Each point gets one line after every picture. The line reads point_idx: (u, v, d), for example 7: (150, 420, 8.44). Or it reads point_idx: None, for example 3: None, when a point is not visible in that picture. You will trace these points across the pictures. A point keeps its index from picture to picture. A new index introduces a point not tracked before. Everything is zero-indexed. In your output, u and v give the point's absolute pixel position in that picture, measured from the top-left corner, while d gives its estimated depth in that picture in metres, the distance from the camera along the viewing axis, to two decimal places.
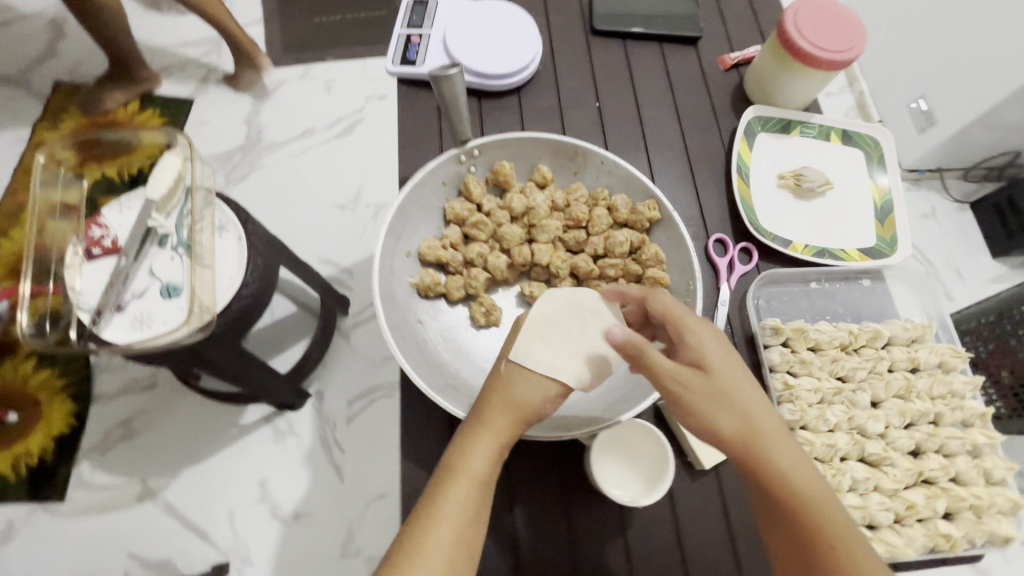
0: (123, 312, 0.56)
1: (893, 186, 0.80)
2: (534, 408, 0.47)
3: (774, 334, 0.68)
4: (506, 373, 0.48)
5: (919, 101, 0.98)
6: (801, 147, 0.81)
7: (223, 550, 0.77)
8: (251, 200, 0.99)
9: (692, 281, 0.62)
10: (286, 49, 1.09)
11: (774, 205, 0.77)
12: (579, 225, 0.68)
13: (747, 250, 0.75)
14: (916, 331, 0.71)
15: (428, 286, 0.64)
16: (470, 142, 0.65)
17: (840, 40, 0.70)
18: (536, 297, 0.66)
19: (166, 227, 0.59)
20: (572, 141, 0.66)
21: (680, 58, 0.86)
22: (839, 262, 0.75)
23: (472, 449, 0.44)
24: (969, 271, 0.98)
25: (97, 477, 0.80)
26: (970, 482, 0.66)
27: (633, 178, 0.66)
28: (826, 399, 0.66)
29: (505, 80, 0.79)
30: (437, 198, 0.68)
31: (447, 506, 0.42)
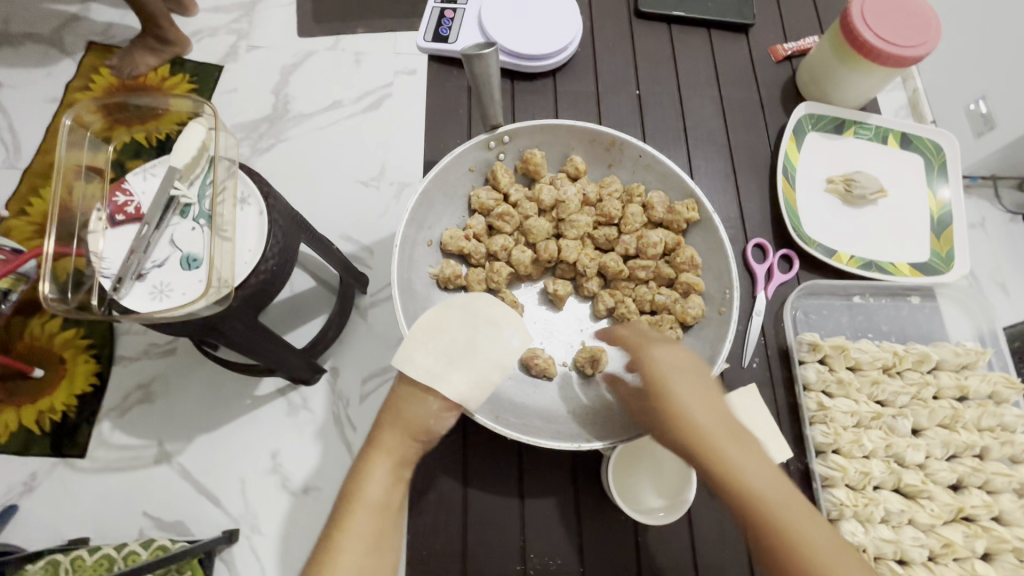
0: (144, 281, 0.56)
1: (954, 199, 0.75)
2: (420, 426, 0.47)
3: (812, 350, 0.65)
4: (399, 392, 0.48)
5: (978, 102, 0.92)
6: (854, 151, 0.76)
7: (234, 516, 0.78)
8: (275, 171, 0.98)
9: (728, 289, 0.60)
10: (317, 17, 1.07)
11: (821, 211, 0.73)
12: (611, 222, 0.66)
13: (788, 257, 0.71)
14: (968, 356, 0.67)
15: (448, 278, 0.62)
16: (500, 128, 0.63)
17: (911, 35, 0.65)
18: (560, 294, 0.64)
19: (189, 196, 0.59)
20: (610, 131, 0.64)
21: (727, 47, 0.81)
22: (888, 276, 0.71)
23: (369, 475, 0.45)
24: (1016, 287, 0.93)
25: (116, 437, 0.82)
26: (1014, 522, 0.63)
27: (673, 174, 0.63)
28: (863, 424, 0.63)
29: (539, 63, 0.76)
30: (462, 186, 0.66)
31: (350, 534, 0.42)
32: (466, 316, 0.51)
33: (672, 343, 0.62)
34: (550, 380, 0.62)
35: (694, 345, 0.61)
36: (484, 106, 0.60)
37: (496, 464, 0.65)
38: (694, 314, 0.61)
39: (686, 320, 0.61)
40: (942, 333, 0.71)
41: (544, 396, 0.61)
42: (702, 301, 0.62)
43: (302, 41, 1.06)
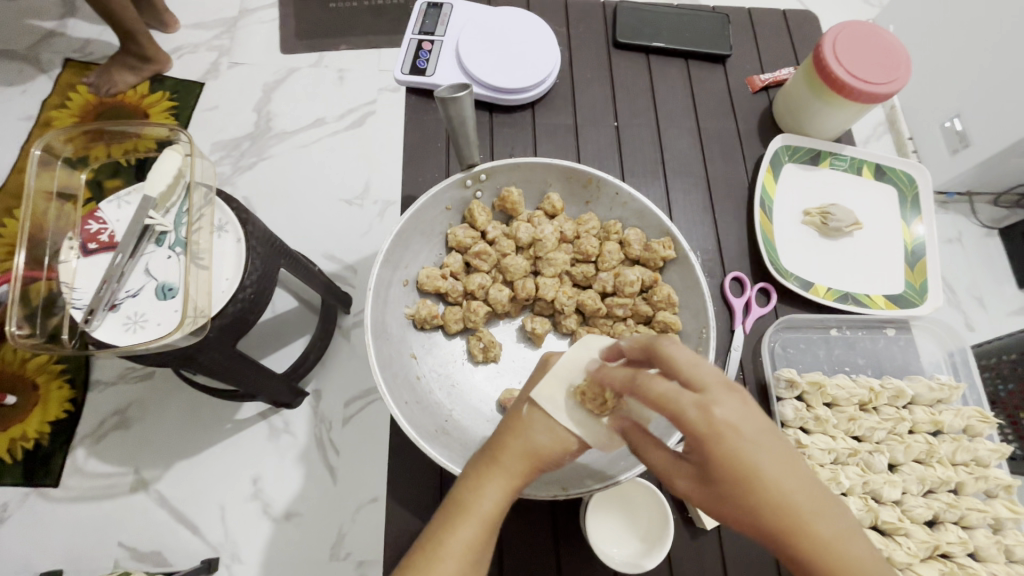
0: (117, 311, 0.55)
1: (926, 233, 0.76)
2: (547, 458, 0.45)
3: (789, 386, 0.65)
4: (528, 417, 0.45)
5: (953, 120, 0.93)
6: (829, 183, 0.78)
7: (213, 545, 0.76)
8: (257, 190, 0.97)
9: (705, 330, 0.58)
10: (299, 33, 1.06)
11: (797, 242, 0.74)
12: (588, 259, 0.66)
13: (765, 290, 0.72)
14: (943, 392, 0.68)
15: (424, 319, 0.62)
16: (477, 166, 0.62)
17: (880, 71, 0.66)
18: (538, 333, 0.64)
19: (165, 225, 0.58)
20: (587, 168, 0.62)
21: (705, 75, 0.82)
22: (864, 309, 0.71)
23: (483, 488, 0.43)
24: (991, 300, 0.95)
25: (91, 465, 0.80)
26: (989, 558, 0.64)
27: (649, 213, 0.62)
28: (840, 459, 0.64)
29: (521, 96, 0.76)
30: (439, 224, 0.65)
31: (453, 543, 0.41)
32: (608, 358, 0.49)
33: None
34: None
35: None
36: (458, 145, 0.59)
37: None
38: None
39: None
40: (914, 359, 0.73)
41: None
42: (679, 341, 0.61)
43: (284, 58, 1.05)
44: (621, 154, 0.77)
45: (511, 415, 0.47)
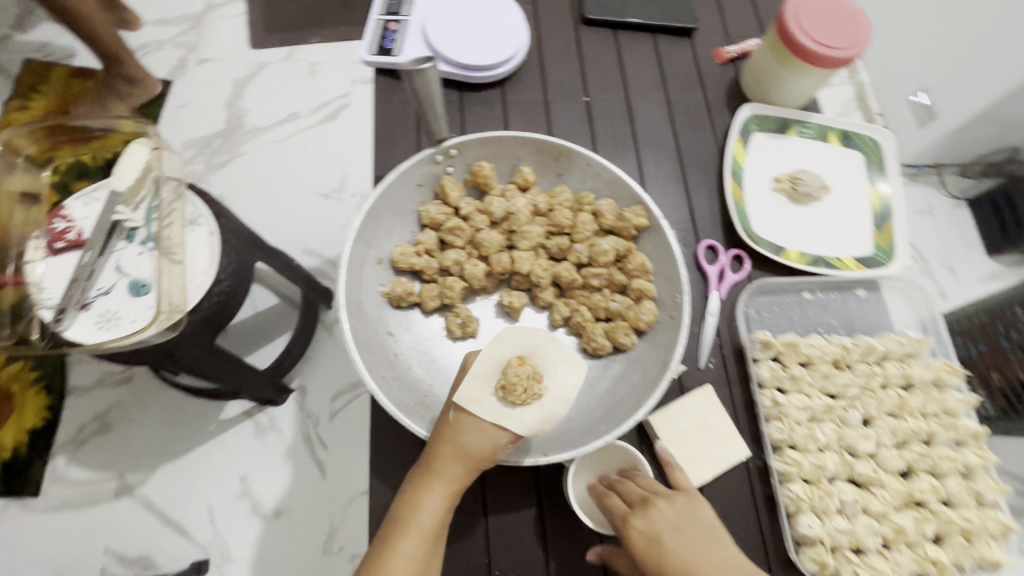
0: (89, 310, 0.54)
1: (894, 193, 0.77)
2: (481, 459, 0.47)
3: (764, 348, 0.67)
4: (455, 423, 0.48)
5: (920, 94, 0.97)
6: (797, 149, 0.79)
7: (203, 546, 0.75)
8: (231, 188, 0.96)
9: (678, 293, 0.60)
10: (268, 28, 1.05)
11: (767, 209, 0.76)
12: (562, 231, 0.66)
13: (738, 257, 0.73)
14: (912, 346, 0.69)
15: (400, 296, 0.62)
16: (446, 141, 0.62)
17: (840, 36, 0.67)
18: (515, 306, 0.64)
19: (135, 220, 0.57)
20: (557, 141, 0.64)
21: (673, 48, 0.83)
22: (835, 271, 0.73)
23: (422, 501, 0.47)
24: (964, 269, 0.97)
25: (72, 472, 0.79)
26: (962, 504, 0.64)
27: (621, 182, 0.64)
28: (816, 416, 0.65)
29: (489, 73, 0.76)
30: (411, 201, 0.65)
31: (399, 557, 0.45)
32: (524, 349, 0.51)
33: (627, 349, 0.62)
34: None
35: (646, 351, 0.61)
36: (426, 122, 0.59)
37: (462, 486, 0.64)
38: (646, 320, 0.61)
39: (640, 326, 0.62)
40: (889, 322, 0.74)
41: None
42: (653, 306, 0.62)
43: (254, 53, 1.04)
44: (595, 133, 0.77)
45: (440, 423, 0.49)
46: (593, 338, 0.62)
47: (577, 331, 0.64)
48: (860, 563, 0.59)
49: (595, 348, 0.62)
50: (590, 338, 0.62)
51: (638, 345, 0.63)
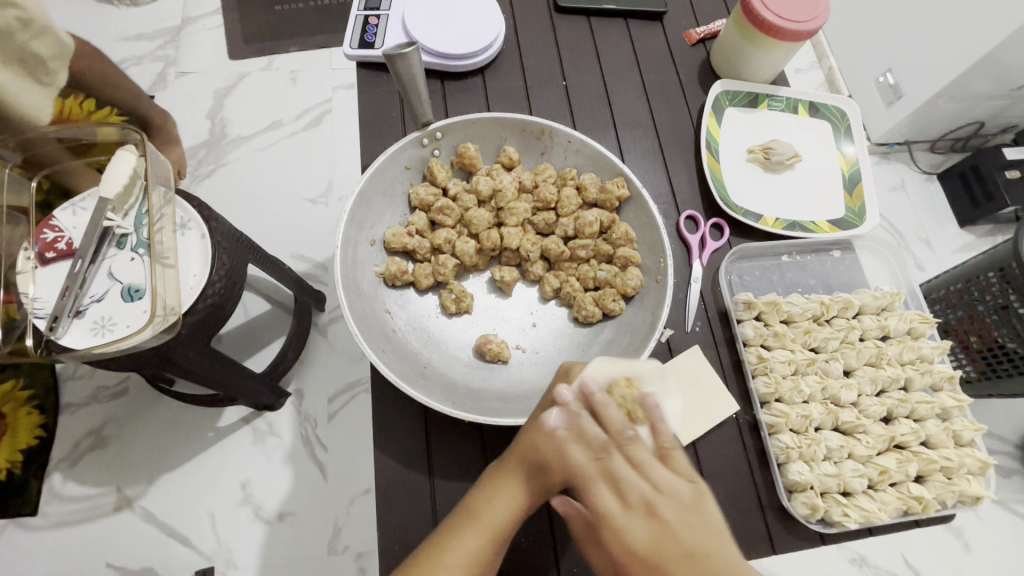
0: (83, 317, 0.54)
1: (860, 155, 0.81)
2: (569, 467, 0.46)
3: (747, 308, 0.69)
4: (549, 426, 0.48)
5: (886, 74, 0.99)
6: (771, 121, 0.81)
7: (206, 554, 0.75)
8: (217, 197, 0.96)
9: (662, 258, 0.62)
10: (246, 38, 1.05)
11: (744, 179, 0.78)
12: (548, 207, 0.67)
13: (718, 225, 0.75)
14: (885, 299, 0.72)
15: (395, 275, 0.63)
16: (431, 125, 0.64)
17: (800, 11, 0.70)
18: (507, 280, 0.65)
19: (125, 226, 0.57)
20: (538, 119, 0.65)
21: (646, 32, 0.85)
22: (810, 234, 0.75)
23: (497, 498, 0.46)
24: (938, 240, 1.00)
25: (69, 488, 0.78)
26: (940, 444, 0.67)
27: (602, 157, 0.66)
28: (800, 370, 0.67)
29: (468, 62, 0.77)
30: (400, 184, 0.66)
31: (459, 550, 0.43)
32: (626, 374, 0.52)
33: (617, 316, 0.64)
34: (504, 363, 0.62)
35: (636, 315, 0.63)
36: (410, 102, 0.61)
37: (463, 454, 0.63)
38: (634, 285, 0.63)
39: (628, 291, 0.63)
40: (866, 284, 0.77)
41: (500, 378, 0.62)
42: (639, 272, 0.64)
43: (233, 63, 1.04)
44: (574, 120, 0.79)
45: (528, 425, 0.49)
46: (583, 307, 0.63)
47: (568, 301, 0.66)
48: (849, 504, 0.62)
49: (586, 316, 0.63)
50: (580, 307, 0.63)
51: (627, 311, 0.64)
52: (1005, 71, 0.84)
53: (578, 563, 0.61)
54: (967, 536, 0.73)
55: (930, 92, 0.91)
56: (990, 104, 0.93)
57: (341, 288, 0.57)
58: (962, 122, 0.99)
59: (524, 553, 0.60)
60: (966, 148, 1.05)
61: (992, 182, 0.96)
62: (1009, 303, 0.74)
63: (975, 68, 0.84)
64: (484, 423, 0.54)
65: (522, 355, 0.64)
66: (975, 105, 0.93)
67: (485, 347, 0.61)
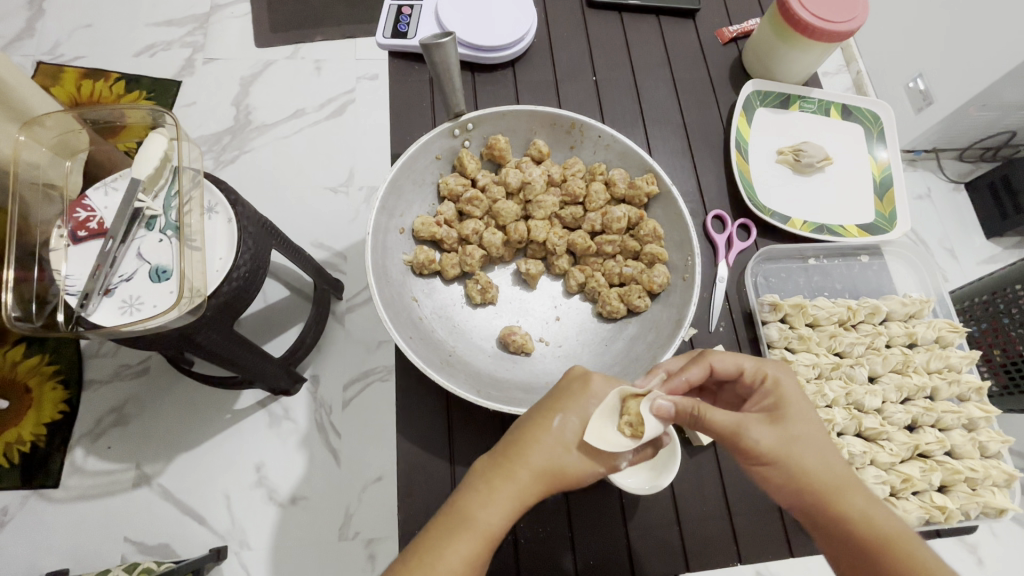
0: (112, 295, 0.55)
1: (892, 160, 0.80)
2: (570, 480, 0.46)
3: (773, 310, 0.68)
4: (550, 433, 0.46)
5: (917, 79, 0.97)
6: (801, 123, 0.80)
7: (221, 534, 0.76)
8: (240, 183, 0.97)
9: (689, 256, 0.61)
10: (274, 27, 1.06)
11: (772, 180, 0.77)
12: (576, 201, 0.68)
13: (744, 226, 0.74)
14: (913, 306, 0.71)
15: (423, 263, 0.63)
16: (463, 116, 0.64)
17: (840, 11, 0.70)
18: (532, 273, 0.65)
19: (155, 208, 0.58)
20: (569, 114, 0.65)
21: (676, 29, 0.85)
22: (837, 238, 0.74)
23: (492, 502, 0.44)
24: (963, 251, 0.99)
25: (91, 463, 0.80)
26: (964, 454, 0.66)
27: (631, 153, 0.65)
28: (823, 374, 0.67)
29: (496, 54, 0.77)
30: (430, 173, 0.67)
31: (451, 557, 0.42)
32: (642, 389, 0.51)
33: (641, 312, 0.64)
34: (527, 355, 0.62)
35: (660, 312, 0.63)
36: (444, 94, 0.61)
37: (480, 444, 0.64)
38: (660, 282, 0.63)
39: (653, 289, 0.63)
40: (893, 291, 0.76)
41: (522, 369, 0.62)
42: (665, 269, 0.64)
43: (259, 51, 1.05)
44: (602, 116, 0.79)
45: (531, 426, 0.47)
46: (608, 302, 0.63)
47: (592, 296, 0.66)
48: None
49: (610, 311, 0.63)
50: (605, 302, 0.64)
51: (651, 308, 0.64)
52: None
53: (595, 555, 0.61)
54: (982, 551, 0.72)
55: (962, 99, 0.89)
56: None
57: (371, 274, 0.58)
58: (994, 131, 0.97)
59: (540, 543, 0.61)
60: (996, 158, 1.03)
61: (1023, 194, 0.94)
62: None
63: (1010, 78, 0.82)
64: (508, 412, 0.55)
65: (546, 348, 0.64)
66: (1008, 114, 0.91)
67: (509, 339, 0.62)
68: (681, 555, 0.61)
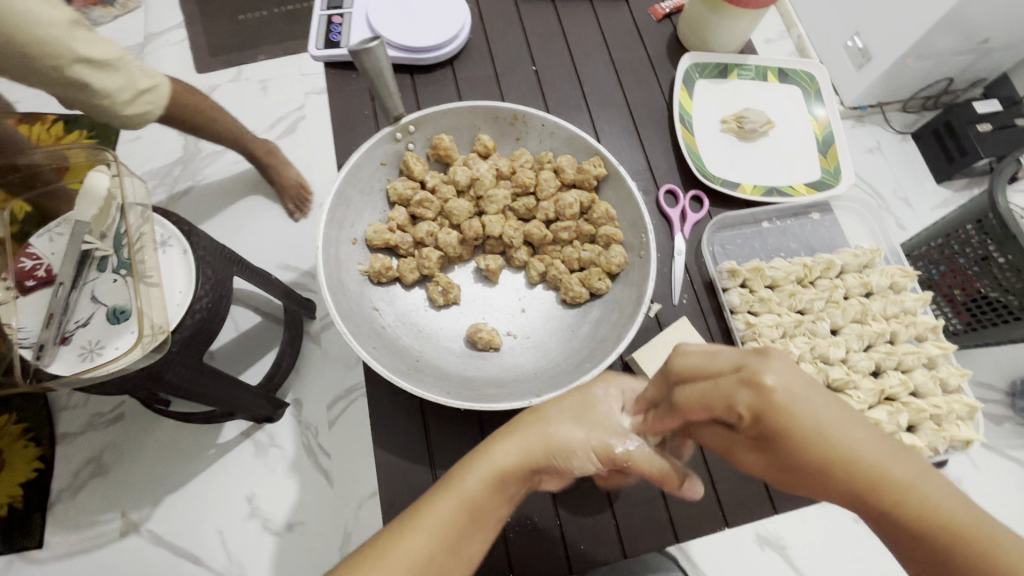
0: (71, 343, 0.53)
1: (831, 117, 0.82)
2: (566, 454, 0.44)
3: (731, 277, 0.70)
4: (550, 408, 0.46)
5: (854, 38, 1.00)
6: (740, 90, 0.82)
7: (219, 571, 0.75)
8: (196, 213, 0.94)
9: (643, 233, 0.62)
10: (213, 50, 1.03)
11: (719, 150, 0.78)
12: (527, 191, 0.68)
13: (697, 198, 0.76)
14: (865, 256, 0.74)
15: (380, 271, 0.63)
16: (403, 119, 0.64)
17: None
18: (492, 268, 0.65)
19: (105, 248, 0.56)
20: (509, 105, 0.66)
21: (611, 12, 0.86)
22: (788, 199, 0.76)
23: (475, 466, 0.42)
24: (917, 199, 1.02)
25: (74, 518, 0.77)
26: (928, 393, 0.68)
27: (576, 138, 0.66)
28: (788, 333, 0.68)
29: (434, 54, 0.77)
30: (378, 180, 0.66)
31: (429, 516, 0.40)
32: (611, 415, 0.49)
33: (603, 294, 0.64)
34: (496, 351, 0.62)
35: (622, 291, 0.63)
36: (381, 99, 0.60)
37: (462, 441, 0.64)
38: (617, 263, 0.63)
39: (612, 269, 0.64)
40: (846, 244, 0.78)
41: (493, 365, 0.62)
42: (622, 249, 0.64)
43: (201, 77, 1.02)
44: (547, 104, 0.79)
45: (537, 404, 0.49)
46: (570, 288, 0.64)
47: (555, 284, 0.66)
48: None
49: (573, 297, 0.63)
50: (567, 288, 0.64)
51: (613, 289, 0.65)
52: (967, 26, 0.85)
53: (584, 539, 0.61)
54: None
55: (898, 52, 0.92)
56: (955, 60, 0.95)
57: (325, 289, 0.57)
58: (931, 81, 1.01)
59: (528, 536, 0.61)
60: (937, 106, 1.07)
61: (966, 137, 0.97)
62: (988, 254, 0.76)
63: (939, 26, 0.85)
64: (480, 408, 0.54)
65: (514, 342, 0.64)
66: (942, 62, 0.95)
67: (476, 336, 0.61)
68: (670, 526, 0.63)
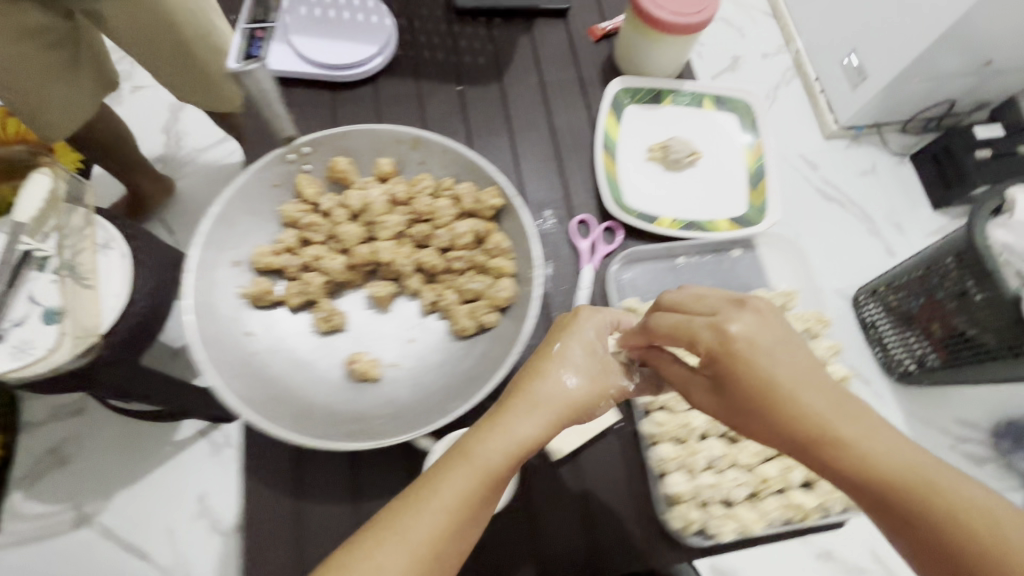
0: (3, 342, 0.53)
1: (764, 147, 0.84)
2: (572, 404, 0.48)
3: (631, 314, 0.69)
4: (554, 362, 0.50)
5: (850, 56, 0.97)
6: (670, 116, 0.85)
7: (164, 568, 0.76)
8: (172, 210, 0.95)
9: (531, 268, 0.63)
10: None
11: (642, 178, 0.81)
12: (423, 219, 0.68)
13: (610, 229, 0.76)
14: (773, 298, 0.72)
15: (258, 295, 0.64)
16: (295, 141, 0.66)
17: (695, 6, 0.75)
18: (380, 296, 0.65)
19: (45, 249, 0.57)
20: (407, 129, 0.67)
21: (548, 32, 0.88)
22: (707, 233, 0.77)
23: (488, 437, 0.45)
24: (909, 226, 0.98)
25: (30, 507, 0.79)
26: None
27: (472, 165, 0.68)
28: None
29: (353, 71, 0.80)
30: (269, 201, 0.68)
31: (446, 488, 0.43)
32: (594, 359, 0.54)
33: (492, 329, 0.64)
34: (374, 381, 0.63)
35: (507, 326, 0.63)
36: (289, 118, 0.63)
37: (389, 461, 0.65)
38: (503, 297, 0.63)
39: (499, 304, 0.64)
40: (766, 281, 0.78)
41: (367, 397, 0.62)
42: (512, 283, 0.64)
43: None
44: (469, 124, 0.81)
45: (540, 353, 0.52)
46: (457, 321, 0.64)
47: (446, 315, 0.66)
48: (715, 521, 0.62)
49: (459, 329, 0.64)
50: (454, 321, 0.64)
51: (503, 323, 0.64)
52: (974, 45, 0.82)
53: None
54: None
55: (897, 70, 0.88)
56: (957, 82, 0.91)
57: (185, 315, 0.58)
58: (932, 102, 0.97)
59: None
60: (939, 128, 1.03)
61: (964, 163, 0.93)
62: (966, 289, 0.72)
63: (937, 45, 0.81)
64: (322, 447, 0.54)
65: (396, 372, 0.64)
66: (943, 83, 0.91)
67: (351, 366, 0.62)
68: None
